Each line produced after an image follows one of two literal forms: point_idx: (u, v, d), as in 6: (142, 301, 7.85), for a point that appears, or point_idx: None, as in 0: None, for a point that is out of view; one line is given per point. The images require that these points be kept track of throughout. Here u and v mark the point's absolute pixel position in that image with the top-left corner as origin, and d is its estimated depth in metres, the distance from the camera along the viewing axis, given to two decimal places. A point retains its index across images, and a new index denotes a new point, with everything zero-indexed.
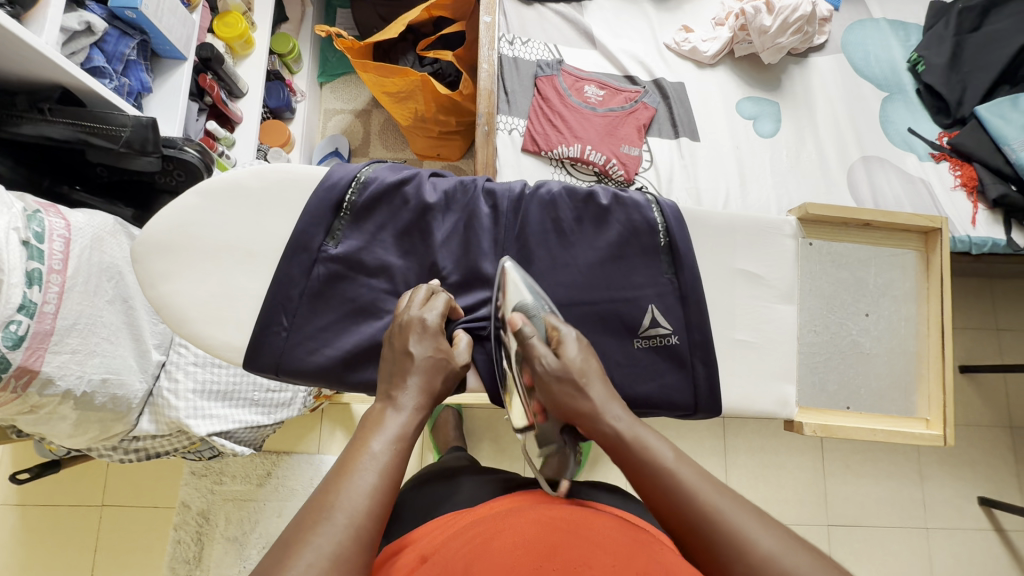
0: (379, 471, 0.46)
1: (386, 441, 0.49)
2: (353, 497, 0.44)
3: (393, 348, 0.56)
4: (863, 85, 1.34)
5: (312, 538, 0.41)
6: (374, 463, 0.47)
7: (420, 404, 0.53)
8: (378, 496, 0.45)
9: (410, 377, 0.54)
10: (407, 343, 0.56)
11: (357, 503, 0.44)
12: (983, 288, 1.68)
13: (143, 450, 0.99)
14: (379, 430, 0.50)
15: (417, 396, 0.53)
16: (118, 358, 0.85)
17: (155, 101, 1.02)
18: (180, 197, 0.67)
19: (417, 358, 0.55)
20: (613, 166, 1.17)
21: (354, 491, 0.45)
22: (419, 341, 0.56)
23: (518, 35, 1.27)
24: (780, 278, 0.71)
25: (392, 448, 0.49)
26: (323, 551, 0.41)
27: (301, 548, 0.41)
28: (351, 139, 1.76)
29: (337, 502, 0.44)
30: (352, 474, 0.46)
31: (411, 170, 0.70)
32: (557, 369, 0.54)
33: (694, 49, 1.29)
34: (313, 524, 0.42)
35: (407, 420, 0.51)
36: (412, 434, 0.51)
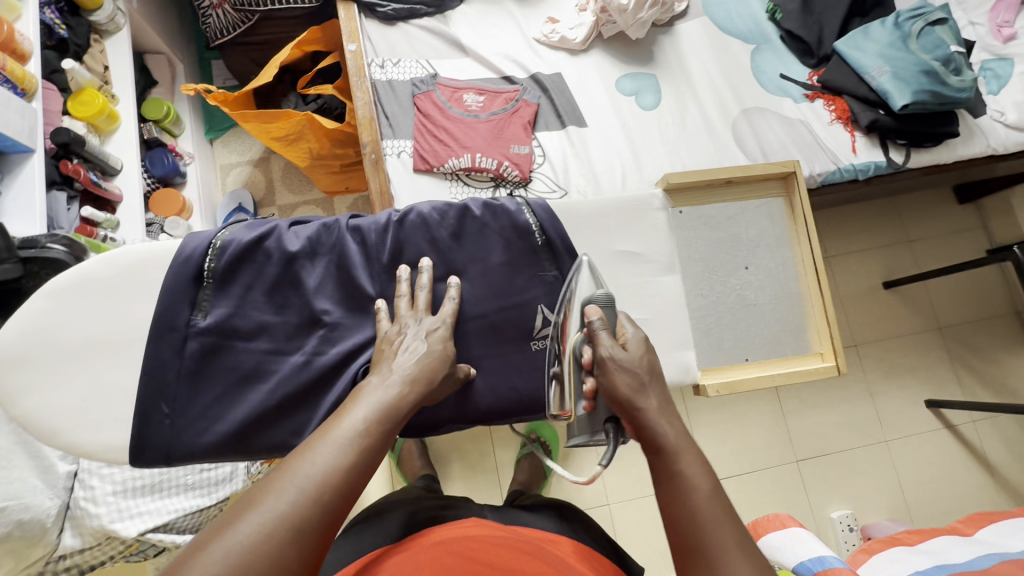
0: (355, 446, 0.48)
1: (369, 415, 0.50)
2: (321, 463, 0.45)
3: (399, 335, 0.60)
4: (730, 42, 1.40)
5: (269, 495, 0.42)
6: (352, 431, 0.49)
7: (410, 383, 0.55)
8: (352, 461, 0.47)
9: (411, 358, 0.57)
10: (417, 333, 0.61)
11: (322, 470, 0.45)
12: (888, 206, 1.77)
13: (76, 566, 0.94)
14: (364, 398, 0.52)
15: (410, 377, 0.55)
16: (15, 482, 0.80)
17: (10, 199, 0.96)
18: (26, 303, 0.63)
19: (431, 347, 0.60)
20: (506, 168, 1.17)
21: (324, 455, 0.46)
22: (432, 333, 0.61)
23: (387, 57, 1.26)
24: (658, 251, 0.72)
25: (371, 424, 0.50)
26: (276, 512, 0.42)
27: (258, 503, 0.42)
28: (254, 191, 1.71)
29: (303, 467, 0.45)
30: (327, 443, 0.47)
31: (270, 223, 0.67)
32: (623, 360, 0.56)
33: (563, 38, 1.31)
34: (276, 481, 0.44)
35: (394, 397, 0.53)
36: (400, 405, 0.53)
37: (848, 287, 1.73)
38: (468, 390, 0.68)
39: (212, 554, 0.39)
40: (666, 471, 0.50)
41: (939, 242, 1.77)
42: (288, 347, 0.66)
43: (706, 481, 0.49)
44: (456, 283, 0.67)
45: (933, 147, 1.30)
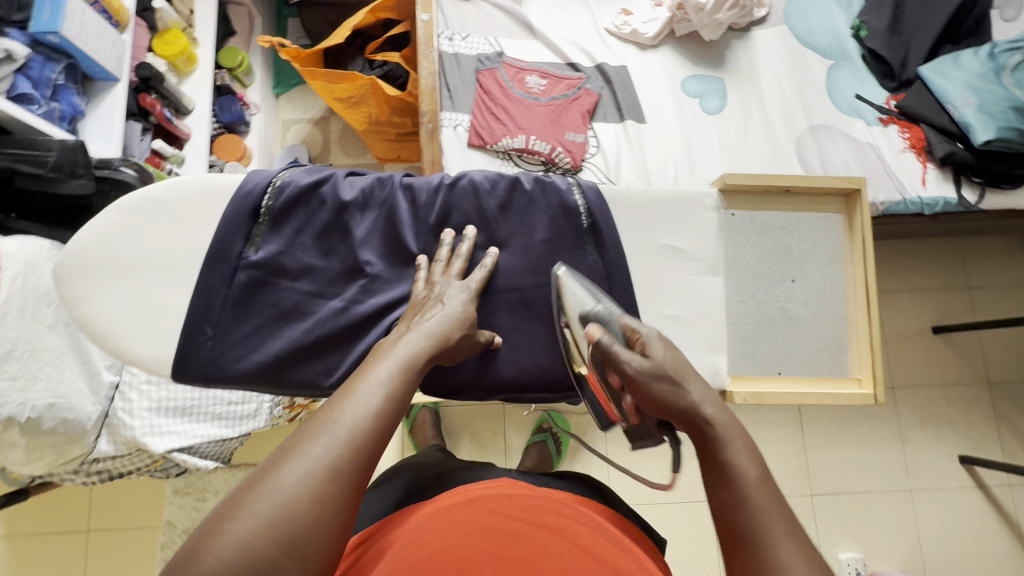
0: (383, 392, 0.49)
1: (393, 367, 0.52)
2: (355, 412, 0.47)
3: (423, 298, 0.62)
4: (807, 55, 1.34)
5: (311, 442, 0.44)
6: (378, 382, 0.50)
7: (433, 341, 0.57)
8: (382, 409, 0.48)
9: (432, 319, 0.59)
10: (442, 298, 0.62)
11: (357, 417, 0.47)
12: (952, 248, 1.68)
13: (106, 472, 0.99)
14: (387, 354, 0.54)
15: (430, 334, 0.57)
16: (64, 382, 0.85)
17: (92, 123, 1.02)
18: (97, 216, 0.67)
19: (449, 309, 0.61)
20: (558, 154, 1.17)
21: (354, 405, 0.48)
22: (451, 296, 0.62)
23: (457, 31, 1.27)
24: (703, 250, 0.71)
25: (398, 375, 0.52)
26: (320, 457, 0.43)
27: (299, 450, 0.43)
28: (311, 148, 1.76)
29: (339, 415, 0.46)
30: (358, 392, 0.49)
31: (328, 171, 0.70)
32: (649, 371, 0.54)
33: (634, 31, 1.29)
34: (314, 429, 0.45)
35: (416, 351, 0.55)
36: (421, 358, 0.55)
37: (893, 326, 1.66)
38: (493, 358, 0.69)
39: (259, 495, 0.41)
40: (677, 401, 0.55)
41: (1002, 293, 1.67)
42: (329, 291, 0.68)
43: (784, 540, 0.45)
44: (492, 255, 0.68)
45: (1011, 190, 1.23)
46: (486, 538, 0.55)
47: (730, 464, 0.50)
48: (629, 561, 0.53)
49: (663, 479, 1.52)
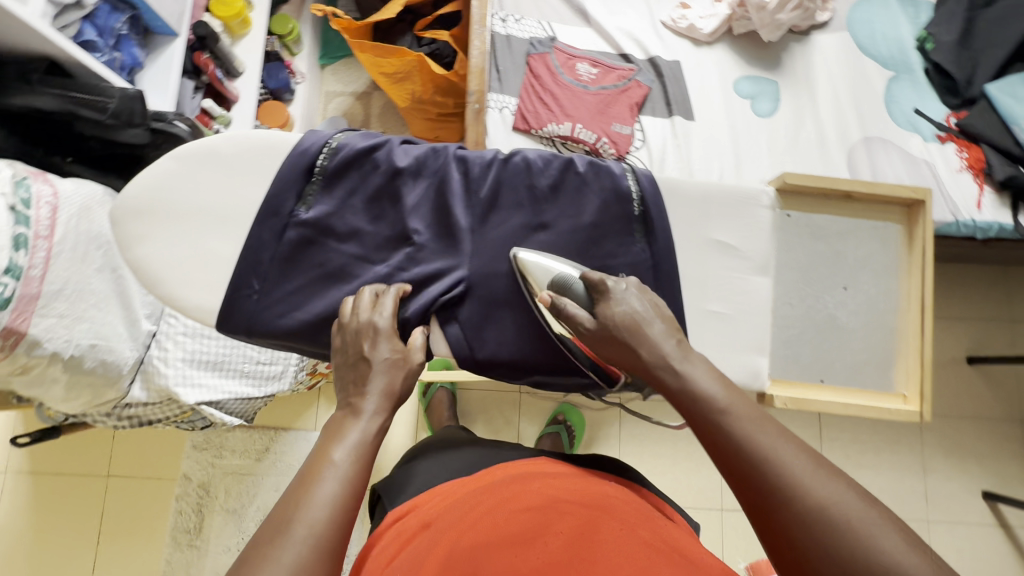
0: (339, 480, 0.48)
1: (345, 450, 0.51)
2: (313, 508, 0.46)
3: (346, 353, 0.59)
4: (868, 64, 1.30)
5: (274, 551, 0.43)
6: (334, 471, 0.49)
7: (380, 406, 0.55)
8: (339, 507, 0.47)
9: (370, 382, 0.56)
10: (361, 351, 0.58)
11: (317, 512, 0.46)
12: (997, 277, 1.62)
13: (136, 417, 1.02)
14: (341, 441, 0.52)
15: (376, 400, 0.55)
16: (107, 325, 0.87)
17: (149, 75, 1.04)
18: (156, 163, 0.68)
19: (375, 362, 0.57)
20: (603, 144, 1.16)
21: (315, 503, 0.46)
22: (374, 345, 0.58)
23: (511, 12, 1.26)
24: (755, 249, 0.69)
25: (351, 456, 0.51)
26: (285, 563, 0.43)
27: (263, 563, 0.43)
28: (351, 122, 1.77)
29: (297, 514, 0.46)
30: (314, 486, 0.48)
31: (383, 137, 0.70)
32: (601, 330, 0.59)
33: (691, 26, 1.26)
34: (275, 537, 0.44)
35: (367, 426, 0.53)
36: (370, 434, 0.53)
37: None
38: (528, 339, 0.68)
39: None
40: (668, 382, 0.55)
41: None
42: (374, 256, 0.68)
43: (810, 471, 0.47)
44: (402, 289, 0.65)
45: None
46: (531, 513, 0.55)
47: (716, 405, 0.52)
48: (669, 529, 0.57)
49: (674, 482, 1.51)
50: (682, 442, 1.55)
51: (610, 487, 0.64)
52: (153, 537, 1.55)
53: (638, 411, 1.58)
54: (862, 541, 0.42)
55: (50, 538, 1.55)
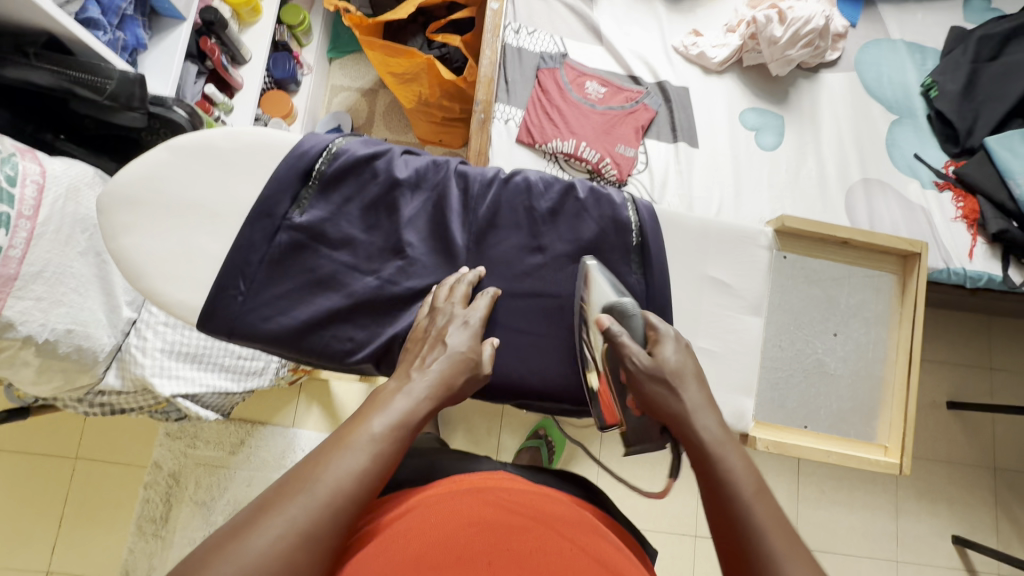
0: (371, 453, 0.48)
1: (386, 423, 0.51)
2: (338, 473, 0.46)
3: (427, 333, 0.60)
4: (873, 106, 1.31)
5: (286, 507, 0.43)
6: (368, 437, 0.49)
7: (433, 394, 0.55)
8: (349, 490, 0.46)
9: (435, 366, 0.56)
10: (443, 335, 0.59)
11: (339, 479, 0.46)
12: (981, 326, 1.61)
13: (109, 405, 0.98)
14: (372, 420, 0.50)
15: (430, 385, 0.55)
16: (85, 310, 0.85)
17: (152, 57, 1.01)
18: (152, 152, 0.67)
19: (450, 349, 0.58)
20: (606, 164, 1.15)
21: (339, 468, 0.46)
22: (454, 334, 0.59)
23: (524, 24, 1.25)
24: (749, 289, 0.69)
25: (391, 429, 0.50)
26: (296, 521, 0.43)
27: (274, 513, 0.43)
28: (355, 117, 1.76)
29: (319, 475, 0.46)
30: (345, 450, 0.48)
31: (385, 146, 0.69)
32: (647, 366, 0.57)
33: (702, 54, 1.26)
34: (292, 493, 0.44)
35: (414, 406, 0.53)
36: (416, 414, 0.52)
37: None
38: (513, 359, 0.67)
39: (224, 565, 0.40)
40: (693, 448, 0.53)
41: None
42: (366, 266, 0.67)
43: None
44: (492, 287, 0.65)
45: None
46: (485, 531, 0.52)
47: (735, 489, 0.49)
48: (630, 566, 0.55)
49: (649, 505, 1.52)
50: (660, 466, 1.55)
51: (576, 514, 0.61)
52: (116, 525, 1.52)
53: None
54: None
55: (10, 518, 1.50)
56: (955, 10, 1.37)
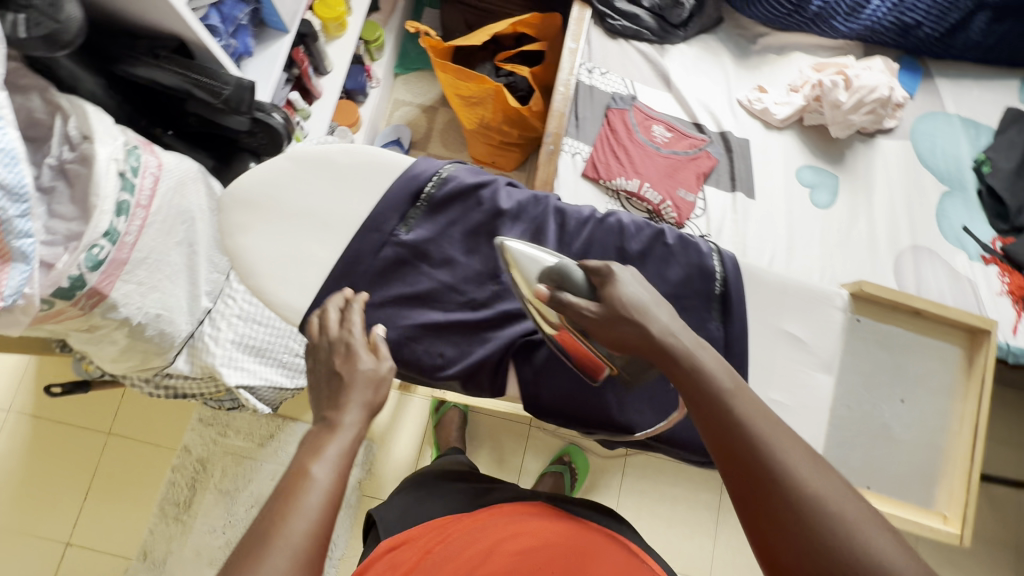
0: (324, 492, 0.47)
1: (326, 463, 0.49)
2: (299, 521, 0.45)
3: (321, 368, 0.60)
4: (925, 176, 1.35)
5: (259, 568, 0.42)
6: (317, 483, 0.48)
7: (360, 418, 0.55)
8: (325, 520, 0.46)
9: (351, 395, 0.56)
10: (336, 365, 0.59)
11: (303, 526, 0.45)
12: (1012, 401, 1.62)
13: (173, 389, 1.02)
14: (320, 455, 0.50)
15: (356, 411, 0.55)
16: (172, 297, 0.89)
17: (253, 63, 1.07)
18: (273, 160, 0.71)
19: (348, 375, 0.58)
20: (666, 206, 1.20)
21: (299, 516, 0.45)
22: (347, 362, 0.59)
23: (598, 64, 1.31)
24: (823, 347, 0.72)
25: (333, 467, 0.49)
26: None
27: None
28: (414, 131, 1.81)
29: (279, 531, 0.44)
30: (297, 499, 0.46)
31: (490, 176, 0.73)
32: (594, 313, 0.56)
33: (765, 109, 1.30)
34: (255, 556, 0.43)
35: (349, 435, 0.53)
36: (349, 443, 0.53)
37: None
38: (590, 391, 0.69)
39: None
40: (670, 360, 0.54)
41: None
42: (462, 287, 0.70)
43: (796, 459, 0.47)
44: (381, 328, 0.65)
45: None
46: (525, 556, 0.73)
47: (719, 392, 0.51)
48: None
49: (665, 544, 1.52)
50: (680, 505, 1.55)
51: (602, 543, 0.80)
52: (139, 505, 1.53)
53: (641, 468, 1.59)
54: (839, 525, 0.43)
55: (38, 486, 1.53)
56: (1012, 91, 1.41)
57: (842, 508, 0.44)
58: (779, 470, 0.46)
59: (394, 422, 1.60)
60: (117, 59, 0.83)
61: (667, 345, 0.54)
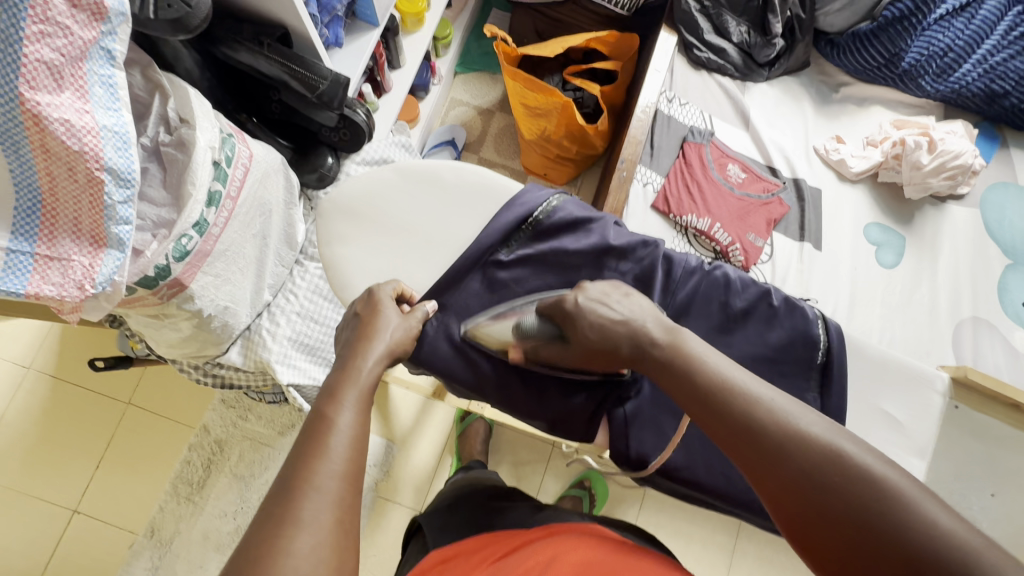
0: (350, 433, 0.48)
1: (347, 408, 0.51)
2: (331, 461, 0.46)
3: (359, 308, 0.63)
4: (990, 248, 1.29)
5: (300, 512, 0.42)
6: (343, 428, 0.49)
7: (378, 362, 0.57)
8: (354, 460, 0.47)
9: (375, 341, 0.59)
10: (375, 310, 0.62)
11: (335, 466, 0.46)
12: None
13: (221, 378, 0.99)
14: (338, 401, 0.51)
15: (380, 350, 0.58)
16: (240, 290, 0.86)
17: (340, 55, 1.04)
18: (379, 170, 0.75)
19: (384, 318, 0.61)
20: (734, 248, 1.17)
21: (332, 456, 0.46)
22: (384, 308, 0.63)
23: (678, 95, 1.29)
24: (919, 431, 0.70)
25: (354, 410, 0.51)
26: (318, 518, 0.42)
27: (294, 525, 0.42)
28: (468, 133, 1.77)
29: (315, 474, 0.45)
30: (326, 441, 0.47)
31: (599, 213, 0.72)
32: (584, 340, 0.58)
33: (842, 161, 1.28)
34: (293, 502, 0.43)
35: (370, 376, 0.55)
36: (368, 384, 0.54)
37: None
38: (677, 449, 0.67)
39: None
40: (682, 373, 0.52)
41: None
42: None
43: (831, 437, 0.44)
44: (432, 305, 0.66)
45: None
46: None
47: (738, 393, 0.48)
48: None
49: None
50: (695, 543, 1.50)
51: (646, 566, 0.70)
52: (151, 480, 1.51)
53: (661, 504, 1.55)
54: (897, 501, 0.40)
55: (51, 449, 1.50)
56: None
57: (895, 481, 0.41)
58: (801, 451, 0.44)
59: (416, 426, 1.56)
60: (219, 40, 0.80)
61: (685, 354, 0.53)
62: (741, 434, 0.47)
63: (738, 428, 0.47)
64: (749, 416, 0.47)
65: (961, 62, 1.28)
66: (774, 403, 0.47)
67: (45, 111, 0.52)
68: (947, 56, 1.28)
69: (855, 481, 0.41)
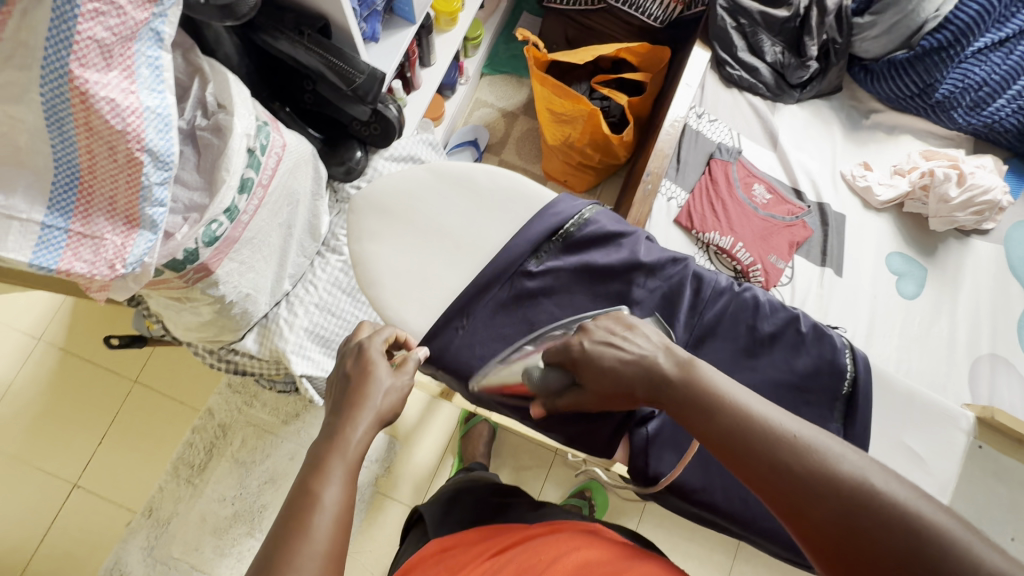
0: (335, 514, 0.48)
1: (334, 485, 0.49)
2: (311, 549, 0.45)
3: (347, 367, 0.61)
4: (1013, 287, 1.26)
5: None
6: (327, 505, 0.48)
7: (369, 429, 0.55)
8: (337, 540, 0.47)
9: (362, 412, 0.56)
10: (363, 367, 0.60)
11: (316, 555, 0.45)
12: None
13: (235, 365, 0.99)
14: (325, 476, 0.50)
15: (368, 417, 0.56)
16: (262, 278, 0.86)
17: (377, 49, 1.04)
18: (413, 169, 0.75)
19: (374, 376, 0.59)
20: (755, 269, 1.16)
21: (315, 543, 0.46)
22: (372, 366, 0.60)
23: (707, 111, 1.29)
24: (940, 469, 0.69)
25: (341, 489, 0.49)
26: None
27: None
28: (491, 134, 1.77)
29: (295, 563, 0.44)
30: (307, 526, 0.46)
31: (631, 228, 0.71)
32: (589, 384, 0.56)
33: (868, 188, 1.27)
34: None
35: (355, 448, 0.53)
36: (354, 455, 0.52)
37: None
38: (695, 470, 0.66)
39: None
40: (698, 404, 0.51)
41: None
42: None
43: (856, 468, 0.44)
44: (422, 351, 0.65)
45: None
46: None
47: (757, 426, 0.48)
48: None
49: None
50: (691, 561, 1.48)
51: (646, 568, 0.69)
52: (152, 459, 1.51)
53: (660, 520, 1.52)
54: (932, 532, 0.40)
55: (56, 421, 1.51)
56: None
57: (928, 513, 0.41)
58: (828, 487, 0.43)
59: (420, 425, 1.55)
60: (260, 28, 0.80)
61: (696, 390, 0.51)
62: (761, 470, 0.46)
63: (759, 463, 0.46)
64: (774, 457, 0.46)
65: (996, 96, 1.27)
66: (798, 439, 0.46)
67: (92, 89, 0.52)
68: (981, 90, 1.27)
69: (890, 521, 0.41)
